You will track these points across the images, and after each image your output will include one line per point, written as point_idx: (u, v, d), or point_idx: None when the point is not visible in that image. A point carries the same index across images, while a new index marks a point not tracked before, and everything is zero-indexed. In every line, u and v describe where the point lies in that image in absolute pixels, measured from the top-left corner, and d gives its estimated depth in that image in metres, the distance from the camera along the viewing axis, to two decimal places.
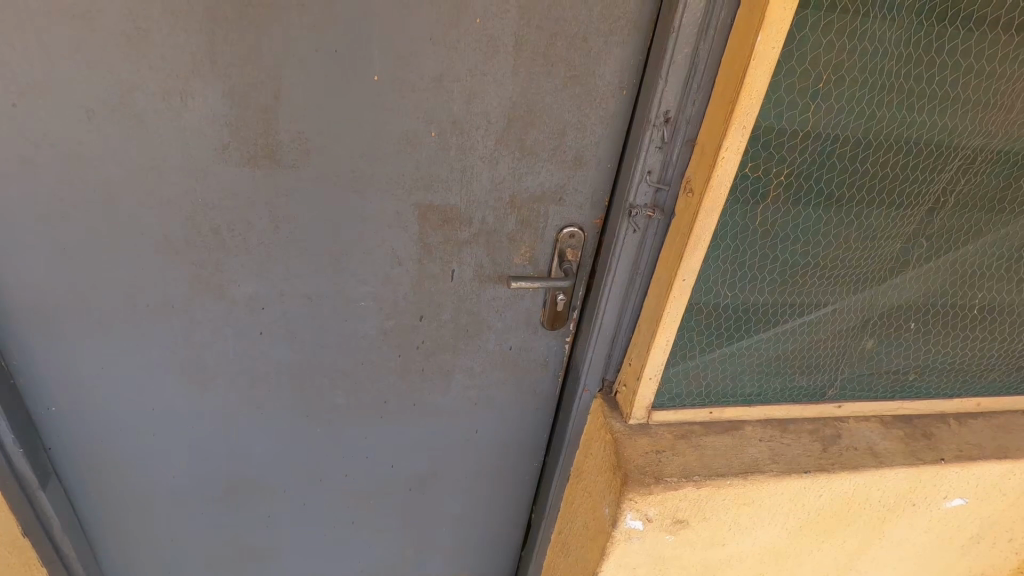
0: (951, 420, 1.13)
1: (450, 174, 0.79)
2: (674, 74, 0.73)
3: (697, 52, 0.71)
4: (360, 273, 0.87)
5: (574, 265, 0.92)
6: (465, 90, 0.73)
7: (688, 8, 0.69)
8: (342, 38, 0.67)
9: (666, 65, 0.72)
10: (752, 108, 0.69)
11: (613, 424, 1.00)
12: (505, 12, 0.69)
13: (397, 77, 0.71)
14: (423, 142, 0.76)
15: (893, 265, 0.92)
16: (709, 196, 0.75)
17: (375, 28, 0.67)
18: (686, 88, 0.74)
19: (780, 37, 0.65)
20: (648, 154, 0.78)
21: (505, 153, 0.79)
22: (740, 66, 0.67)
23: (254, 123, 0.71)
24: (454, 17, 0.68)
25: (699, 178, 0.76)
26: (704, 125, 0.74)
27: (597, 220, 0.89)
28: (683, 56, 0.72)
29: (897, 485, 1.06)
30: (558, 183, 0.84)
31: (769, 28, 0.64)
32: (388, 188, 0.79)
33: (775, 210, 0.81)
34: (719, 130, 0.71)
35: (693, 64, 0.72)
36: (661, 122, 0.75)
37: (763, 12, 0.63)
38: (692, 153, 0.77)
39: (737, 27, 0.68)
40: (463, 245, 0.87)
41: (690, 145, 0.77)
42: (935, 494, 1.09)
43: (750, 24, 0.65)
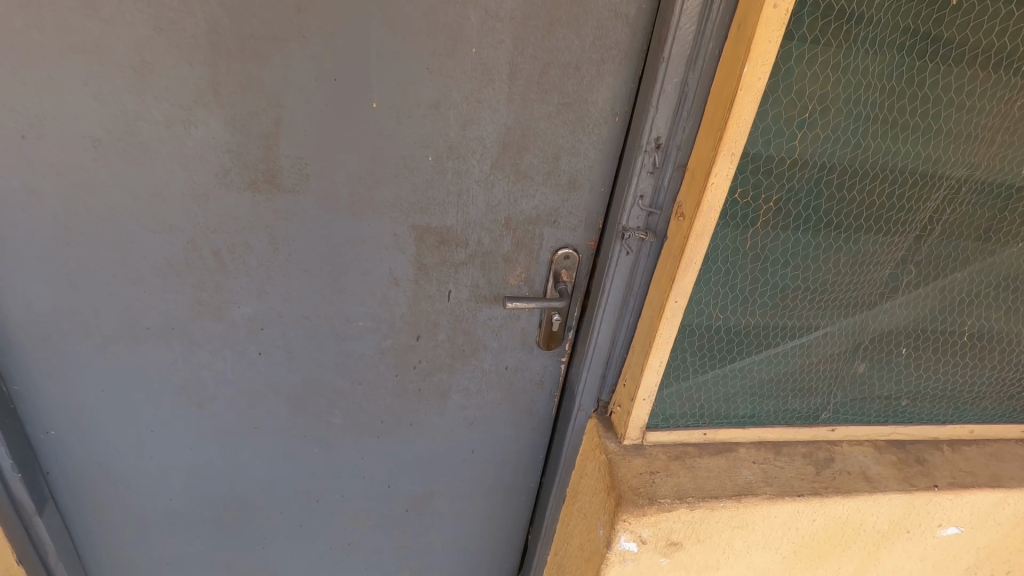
0: (945, 446, 1.13)
1: (446, 198, 0.81)
2: (665, 102, 0.74)
3: (686, 81, 0.73)
4: (357, 293, 0.89)
5: (569, 285, 0.93)
6: (460, 116, 0.75)
7: (677, 39, 0.70)
8: (342, 67, 0.69)
9: (657, 93, 0.74)
10: (740, 136, 0.70)
11: (608, 444, 1.00)
12: (499, 43, 0.71)
13: (395, 105, 0.73)
14: (420, 166, 0.78)
15: (881, 291, 0.93)
16: (699, 220, 0.76)
17: (373, 57, 0.69)
18: (676, 115, 0.75)
19: (766, 68, 0.66)
20: (640, 179, 0.80)
21: (500, 176, 0.81)
22: (728, 95, 0.69)
23: (255, 148, 0.73)
24: (449, 47, 0.70)
25: (690, 202, 0.77)
26: (695, 152, 0.76)
27: (591, 242, 0.91)
28: (673, 85, 0.73)
29: (891, 510, 1.05)
30: (552, 206, 0.85)
31: (755, 59, 0.66)
32: (385, 212, 0.81)
33: (765, 235, 0.82)
34: (709, 156, 0.73)
35: (683, 92, 0.74)
36: (653, 148, 0.77)
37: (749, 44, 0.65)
38: (683, 178, 0.79)
39: (725, 57, 0.70)
40: (459, 266, 0.88)
41: (681, 170, 0.79)
42: (929, 522, 1.08)
43: (738, 55, 0.67)
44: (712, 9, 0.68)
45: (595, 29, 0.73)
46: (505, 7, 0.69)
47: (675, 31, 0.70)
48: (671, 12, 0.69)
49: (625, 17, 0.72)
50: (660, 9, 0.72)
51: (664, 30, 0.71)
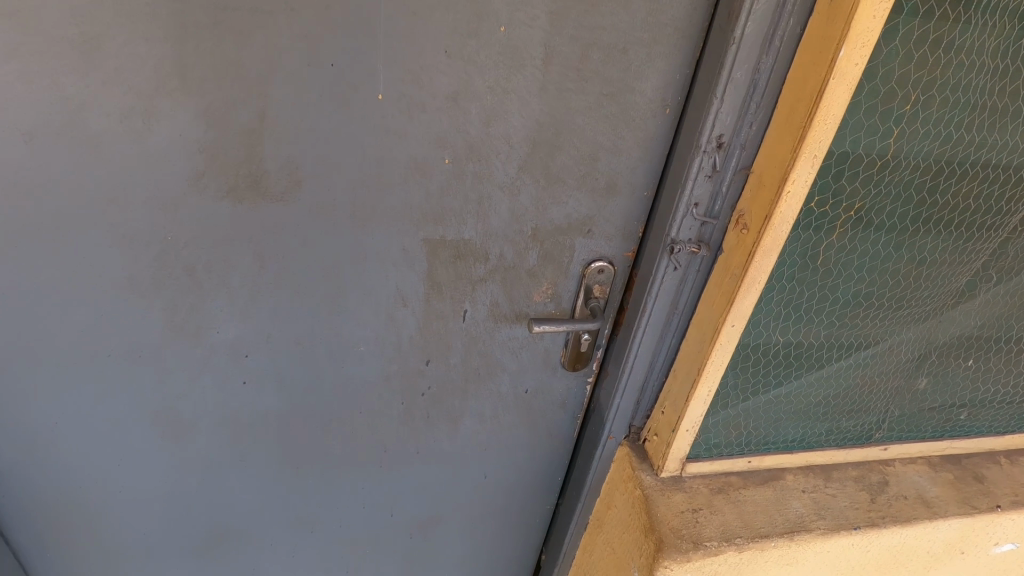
0: (1003, 458, 1.04)
1: (465, 205, 0.68)
2: (732, 93, 0.62)
3: (759, 67, 0.61)
4: (358, 314, 0.76)
5: (601, 302, 0.81)
6: (483, 110, 0.62)
7: (752, 16, 0.58)
8: (340, 49, 0.56)
9: (723, 83, 0.61)
10: (826, 135, 0.59)
11: (643, 478, 0.89)
12: (533, 19, 0.57)
13: (405, 96, 0.59)
14: (435, 170, 0.65)
15: (957, 300, 0.82)
16: (770, 234, 0.65)
17: (378, 37, 0.56)
18: (743, 109, 0.63)
19: (865, 52, 0.55)
20: (696, 185, 0.67)
21: (528, 181, 0.68)
22: (815, 85, 0.57)
23: (233, 148, 0.60)
24: (471, 25, 0.57)
25: (757, 213, 0.65)
26: (765, 153, 0.64)
27: (629, 253, 0.78)
28: (744, 73, 0.61)
29: (948, 534, 0.96)
30: (586, 213, 0.73)
31: (853, 40, 0.54)
32: (392, 222, 0.68)
33: (837, 247, 0.70)
34: (786, 159, 0.61)
35: (754, 81, 0.61)
36: (714, 148, 0.65)
37: (849, 22, 0.53)
38: (747, 182, 0.67)
39: (810, 39, 0.58)
40: (478, 282, 0.76)
41: (745, 173, 0.67)
42: (985, 541, 0.99)
43: (832, 35, 0.55)
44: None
45: (648, 2, 0.59)
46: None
47: (750, 5, 0.57)
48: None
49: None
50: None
51: (735, 4, 0.58)
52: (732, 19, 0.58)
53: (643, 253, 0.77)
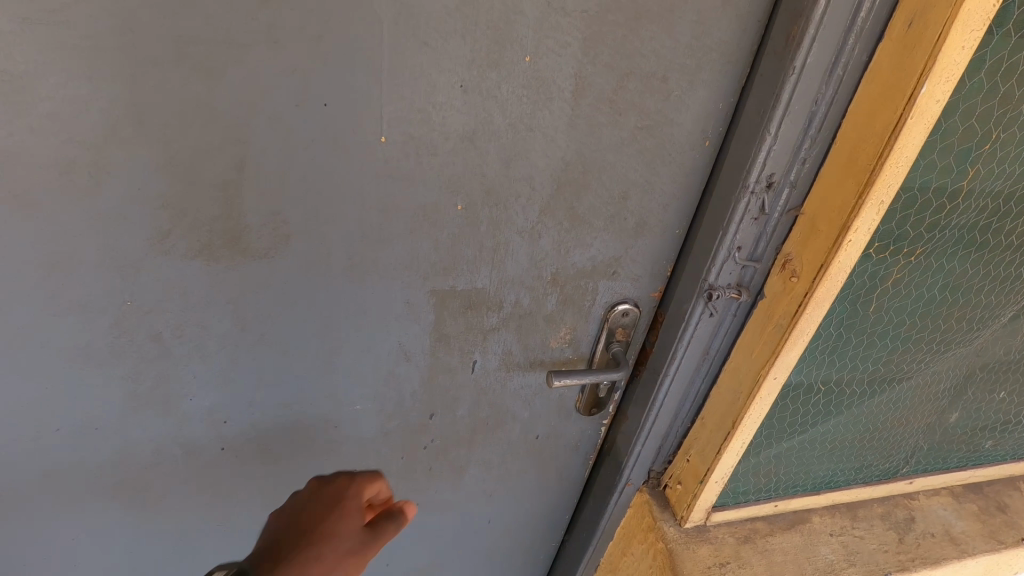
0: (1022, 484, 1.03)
1: (478, 253, 0.59)
2: (787, 128, 0.54)
3: (818, 99, 0.53)
4: (354, 371, 0.67)
5: (624, 347, 0.74)
6: (502, 149, 0.53)
7: (817, 42, 0.49)
8: (334, 86, 0.46)
9: (778, 117, 0.53)
10: (896, 178, 0.52)
11: (665, 530, 0.83)
12: (562, 47, 0.48)
13: (411, 138, 0.50)
14: (446, 217, 0.56)
15: (997, 334, 0.78)
16: (825, 286, 0.58)
17: (380, 71, 0.46)
18: (797, 145, 0.55)
19: (949, 86, 0.48)
20: (740, 227, 0.59)
21: (550, 224, 0.59)
22: (888, 123, 0.49)
23: (204, 203, 0.50)
24: (490, 55, 0.47)
25: (810, 260, 0.58)
26: (820, 193, 0.57)
27: (656, 294, 0.70)
28: (802, 105, 0.53)
29: (976, 569, 0.94)
30: (612, 255, 0.65)
31: (939, 74, 0.46)
32: (394, 273, 0.59)
33: (893, 291, 0.64)
34: (848, 204, 0.54)
35: (812, 114, 0.53)
36: (764, 188, 0.57)
37: (936, 54, 0.46)
38: (796, 224, 0.59)
39: (881, 69, 0.50)
40: (491, 331, 0.67)
41: (794, 214, 0.59)
42: (1004, 569, 0.99)
43: (912, 68, 0.47)
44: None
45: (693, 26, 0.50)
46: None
47: (817, 30, 0.48)
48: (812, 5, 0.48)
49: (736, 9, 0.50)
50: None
51: (797, 28, 0.49)
52: (792, 46, 0.50)
53: (672, 297, 0.69)
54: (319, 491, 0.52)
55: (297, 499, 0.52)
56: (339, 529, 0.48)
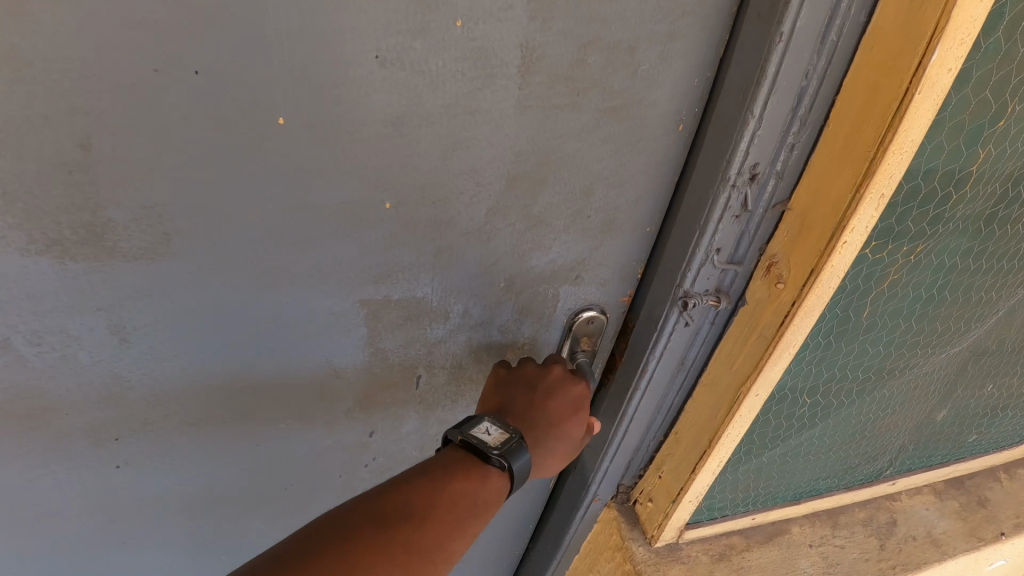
0: (1003, 475, 0.99)
1: (417, 259, 0.49)
2: (776, 112, 0.44)
3: (808, 73, 0.43)
4: (274, 399, 0.55)
5: (590, 356, 0.65)
6: (435, 137, 0.43)
7: (807, 3, 0.39)
8: (206, 48, 0.34)
9: (763, 98, 0.43)
10: (897, 168, 0.43)
11: (635, 550, 0.76)
12: (504, 10, 0.38)
13: (320, 120, 0.39)
14: (373, 219, 0.46)
15: (991, 329, 0.71)
16: (812, 296, 0.50)
17: (268, 33, 0.35)
18: (785, 129, 0.46)
19: (961, 50, 0.38)
20: (719, 228, 0.51)
21: (501, 224, 0.50)
22: (891, 99, 0.40)
23: (38, 214, 0.37)
24: (413, 19, 0.37)
25: (797, 266, 0.50)
26: (811, 185, 0.48)
27: (625, 297, 0.62)
28: (791, 82, 0.43)
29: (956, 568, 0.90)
30: (576, 257, 0.56)
31: (951, 36, 0.37)
32: (314, 284, 0.48)
33: (891, 292, 0.56)
34: (843, 197, 0.45)
35: (802, 92, 0.44)
36: (746, 182, 0.48)
37: (949, 10, 0.36)
38: (783, 221, 0.51)
39: (884, 28, 0.40)
40: (436, 345, 0.57)
41: (781, 209, 0.51)
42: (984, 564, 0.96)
43: (921, 27, 0.37)
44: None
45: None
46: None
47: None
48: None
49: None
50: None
51: None
52: (776, 8, 0.40)
53: (644, 302, 0.61)
54: (553, 368, 0.59)
55: (535, 370, 0.58)
56: (569, 433, 0.58)
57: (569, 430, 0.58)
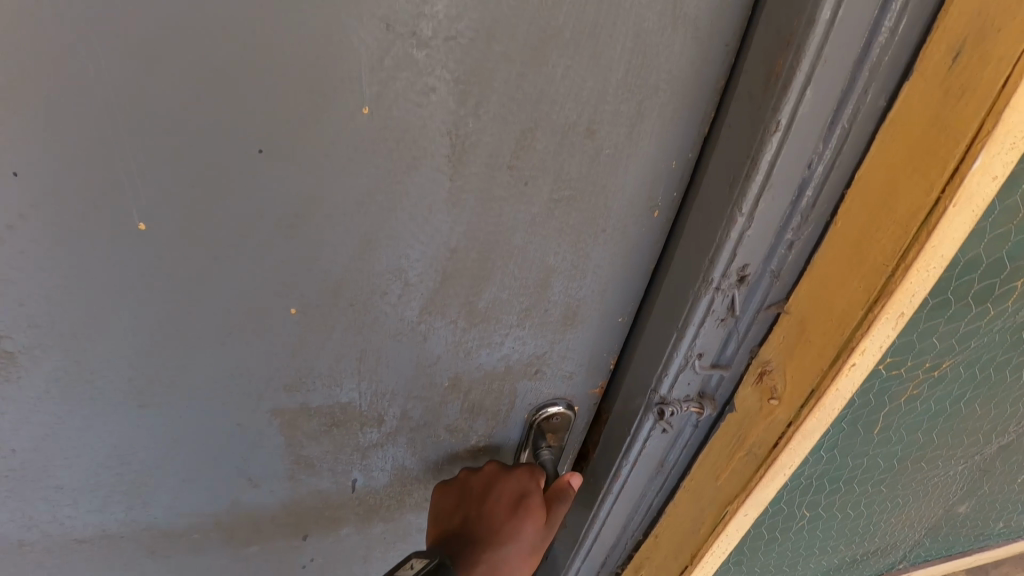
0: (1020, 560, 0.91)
1: (336, 363, 0.41)
2: (769, 207, 0.35)
3: (814, 164, 0.34)
4: (179, 510, 0.48)
5: (556, 454, 0.56)
6: (348, 237, 0.35)
7: (813, 80, 0.30)
8: (26, 145, 0.27)
9: (755, 193, 0.34)
10: (920, 285, 0.36)
11: None
12: (423, 95, 0.31)
13: (193, 219, 0.32)
14: (276, 324, 0.38)
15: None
16: (813, 413, 0.44)
17: (107, 124, 0.27)
18: (782, 225, 0.37)
19: (1009, 156, 0.31)
20: (701, 332, 0.42)
21: (439, 322, 0.42)
22: (916, 212, 0.33)
23: None
24: (304, 107, 0.29)
25: (798, 379, 0.43)
26: (814, 288, 0.39)
27: (596, 390, 0.54)
28: (791, 175, 0.34)
29: None
30: (535, 352, 0.48)
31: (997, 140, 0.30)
32: (211, 396, 0.40)
33: (895, 397, 0.47)
34: (851, 315, 0.38)
35: (805, 185, 0.35)
36: (733, 283, 0.39)
37: (997, 110, 0.29)
38: (779, 326, 0.42)
39: (908, 123, 0.32)
40: (371, 448, 0.49)
41: (776, 310, 0.42)
42: None
43: (955, 134, 0.31)
44: (893, 10, 0.28)
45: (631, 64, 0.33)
46: (433, 19, 0.28)
47: (814, 66, 0.29)
48: (804, 29, 0.28)
49: (699, 39, 0.33)
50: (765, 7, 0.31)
51: (781, 58, 0.30)
52: (772, 89, 0.31)
53: (617, 397, 0.52)
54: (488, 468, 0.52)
55: (481, 467, 0.51)
56: (522, 531, 0.48)
57: (525, 531, 0.48)
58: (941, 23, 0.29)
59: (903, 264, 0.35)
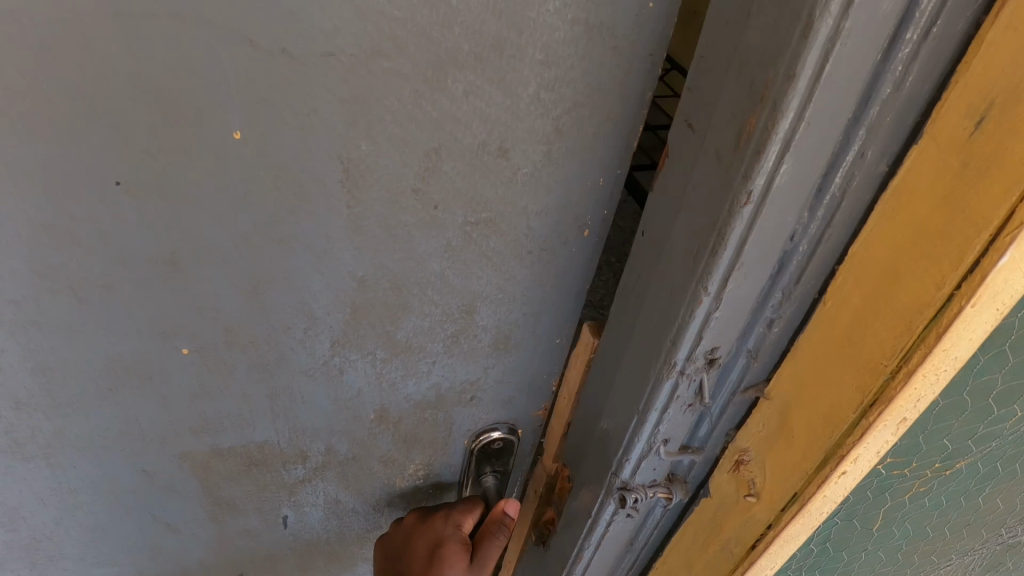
0: None
1: (245, 403, 0.38)
2: (743, 284, 0.29)
3: (798, 234, 0.27)
4: (92, 557, 0.45)
5: (501, 475, 0.54)
6: (236, 276, 0.32)
7: (791, 146, 0.23)
8: None
9: (724, 272, 0.28)
10: (931, 385, 0.29)
11: None
12: (305, 118, 0.27)
13: (53, 261, 0.28)
14: (170, 368, 0.34)
15: None
16: (800, 511, 0.37)
17: None
18: (761, 304, 0.30)
19: None
20: (665, 418, 0.35)
21: (356, 353, 0.39)
22: (914, 318, 0.26)
23: None
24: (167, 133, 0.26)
25: (780, 470, 0.36)
26: (797, 381, 0.32)
27: (540, 411, 0.51)
28: (766, 250, 0.27)
29: None
30: (467, 378, 0.45)
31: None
32: (106, 446, 0.37)
33: (897, 485, 0.42)
34: (835, 424, 0.32)
35: (787, 259, 0.28)
36: (700, 368, 0.32)
37: None
38: (758, 410, 0.35)
39: (910, 203, 0.25)
40: (298, 484, 0.46)
41: (755, 394, 0.35)
42: None
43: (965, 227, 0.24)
44: (910, 46, 0.21)
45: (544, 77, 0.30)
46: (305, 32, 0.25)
47: (795, 130, 0.23)
48: (776, 86, 0.22)
49: (616, 49, 0.30)
50: (743, 36, 0.24)
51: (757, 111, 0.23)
52: (742, 151, 0.24)
53: (578, 469, 0.46)
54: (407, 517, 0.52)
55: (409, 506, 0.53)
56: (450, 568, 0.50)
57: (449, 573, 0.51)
58: (954, 83, 0.22)
59: (906, 367, 0.28)
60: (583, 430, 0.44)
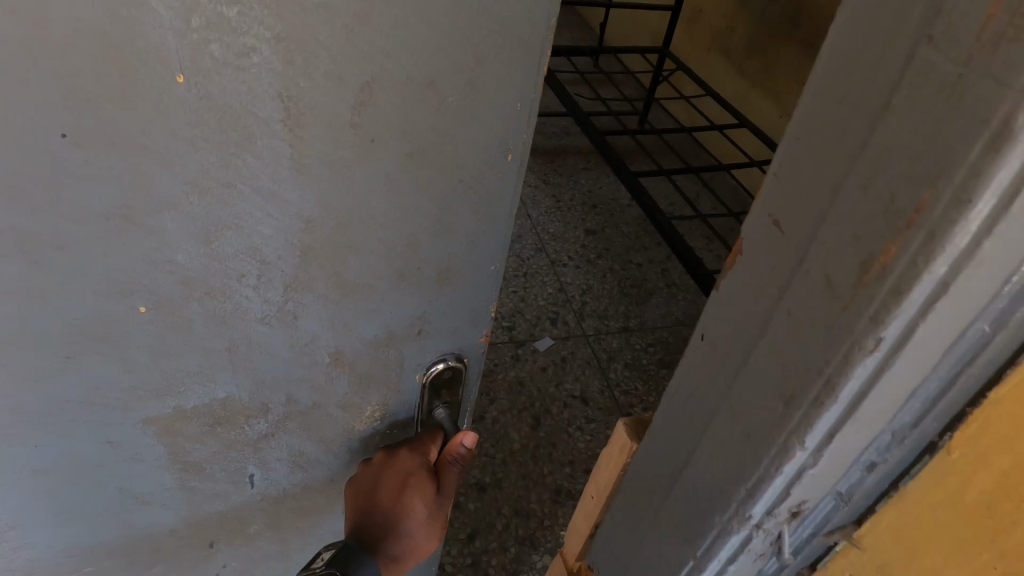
0: None
1: (206, 360, 0.39)
2: (855, 436, 0.29)
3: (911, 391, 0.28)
4: (62, 531, 0.45)
5: (451, 411, 0.57)
6: (188, 226, 0.33)
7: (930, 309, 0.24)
8: None
9: (829, 423, 0.29)
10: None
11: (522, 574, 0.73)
12: (243, 60, 0.29)
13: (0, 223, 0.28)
14: (130, 328, 0.35)
15: None
16: None
17: None
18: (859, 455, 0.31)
19: None
20: (738, 554, 0.37)
21: (309, 297, 0.41)
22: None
23: None
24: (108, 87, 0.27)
25: None
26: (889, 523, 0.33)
27: (483, 339, 0.54)
28: (882, 403, 0.28)
29: None
30: (414, 313, 0.47)
31: None
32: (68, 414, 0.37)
33: None
34: (998, 527, 0.30)
35: (899, 411, 0.29)
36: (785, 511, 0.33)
37: None
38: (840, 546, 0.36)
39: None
40: (262, 440, 0.48)
41: (840, 534, 0.35)
42: None
43: None
44: None
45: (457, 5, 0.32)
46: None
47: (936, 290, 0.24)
48: (911, 228, 0.23)
49: None
50: (855, 201, 0.25)
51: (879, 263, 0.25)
52: (871, 288, 0.25)
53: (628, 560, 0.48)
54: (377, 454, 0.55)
55: (375, 444, 0.55)
56: (414, 509, 0.54)
57: (415, 504, 0.54)
58: None
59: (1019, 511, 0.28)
60: (634, 518, 0.47)
